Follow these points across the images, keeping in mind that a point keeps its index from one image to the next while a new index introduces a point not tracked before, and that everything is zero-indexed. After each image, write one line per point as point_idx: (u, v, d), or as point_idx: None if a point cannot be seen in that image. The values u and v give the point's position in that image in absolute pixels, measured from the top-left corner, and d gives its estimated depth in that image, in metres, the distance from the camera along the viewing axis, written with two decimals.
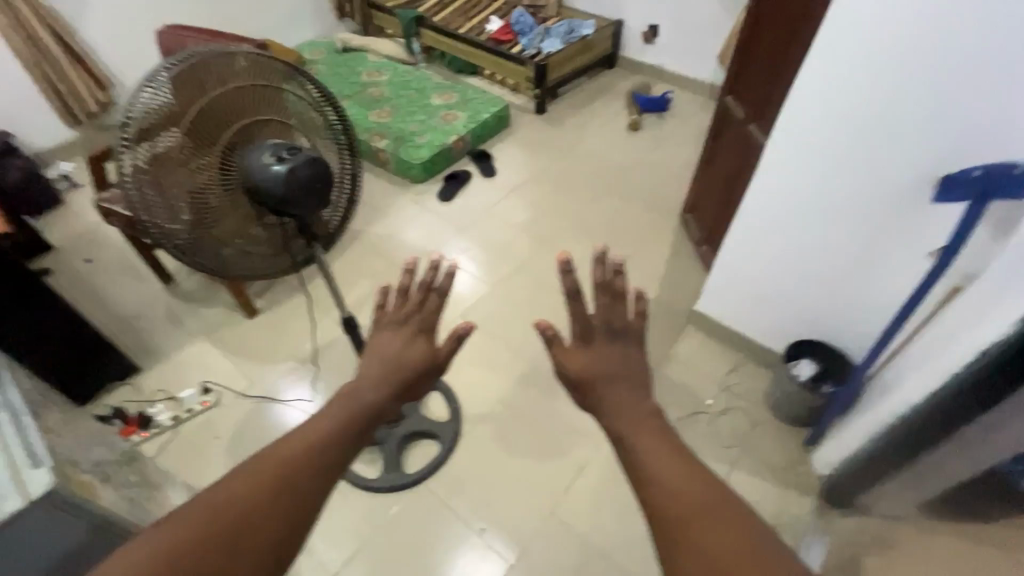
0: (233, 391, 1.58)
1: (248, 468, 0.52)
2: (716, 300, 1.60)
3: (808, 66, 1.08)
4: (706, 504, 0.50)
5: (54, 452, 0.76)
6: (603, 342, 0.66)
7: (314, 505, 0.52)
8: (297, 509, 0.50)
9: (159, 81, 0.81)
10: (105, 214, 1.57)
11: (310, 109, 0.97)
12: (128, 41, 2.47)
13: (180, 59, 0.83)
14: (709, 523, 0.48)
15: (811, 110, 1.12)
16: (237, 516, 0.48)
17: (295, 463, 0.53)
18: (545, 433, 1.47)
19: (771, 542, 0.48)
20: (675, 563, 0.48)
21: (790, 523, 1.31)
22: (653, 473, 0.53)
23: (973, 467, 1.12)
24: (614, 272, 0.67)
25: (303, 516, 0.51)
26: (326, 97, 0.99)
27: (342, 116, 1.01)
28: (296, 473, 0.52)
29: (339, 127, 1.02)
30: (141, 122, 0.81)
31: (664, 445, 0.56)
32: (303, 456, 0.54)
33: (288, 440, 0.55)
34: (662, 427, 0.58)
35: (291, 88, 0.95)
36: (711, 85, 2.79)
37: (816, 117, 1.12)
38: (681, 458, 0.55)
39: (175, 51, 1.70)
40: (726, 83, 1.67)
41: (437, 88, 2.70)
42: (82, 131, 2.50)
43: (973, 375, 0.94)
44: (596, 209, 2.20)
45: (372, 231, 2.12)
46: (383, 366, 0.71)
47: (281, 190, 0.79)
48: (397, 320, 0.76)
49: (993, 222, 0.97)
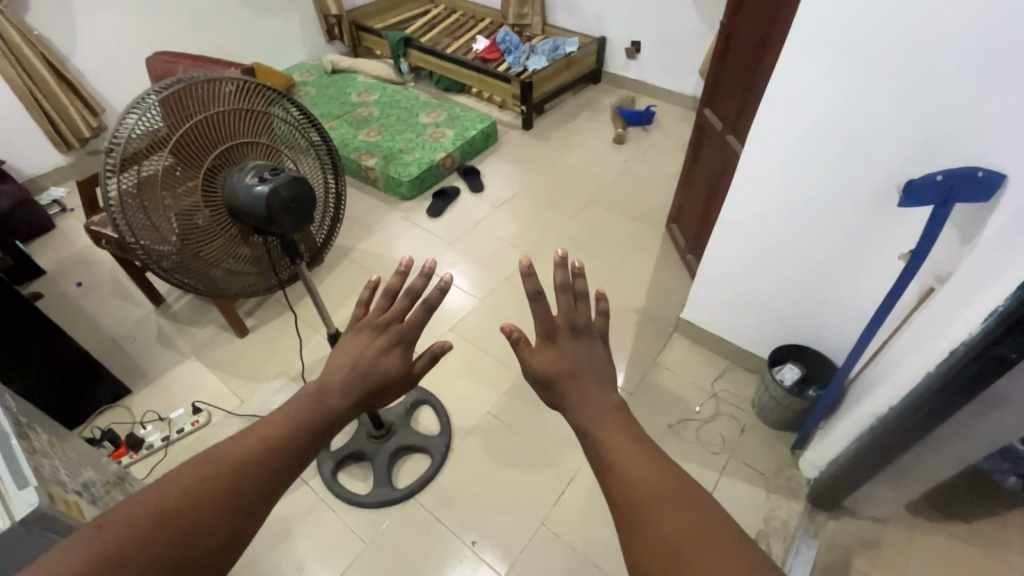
0: (223, 410, 1.58)
1: (198, 468, 0.54)
2: (700, 307, 1.62)
3: (776, 78, 1.12)
4: (663, 488, 0.53)
5: (39, 473, 0.77)
6: (566, 341, 0.68)
7: (261, 508, 0.55)
8: (242, 514, 0.53)
9: (145, 108, 0.83)
10: (95, 238, 1.59)
11: (295, 131, 1.00)
12: (119, 68, 2.52)
13: (167, 85, 0.85)
14: (665, 504, 0.51)
15: (782, 119, 1.16)
16: (184, 514, 0.50)
17: (246, 463, 0.56)
18: (535, 443, 1.48)
19: (726, 522, 0.50)
20: (638, 546, 0.50)
21: (780, 527, 1.31)
22: (617, 465, 0.56)
23: (954, 465, 1.14)
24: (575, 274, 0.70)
25: (247, 516, 0.54)
26: (310, 119, 1.02)
27: (326, 138, 1.04)
28: (248, 472, 0.56)
29: (323, 147, 1.05)
30: (126, 146, 0.83)
31: (627, 437, 0.59)
32: (255, 456, 0.58)
33: (240, 441, 0.58)
34: (627, 423, 0.62)
35: (276, 111, 0.97)
36: (693, 98, 2.85)
37: (787, 126, 1.16)
38: (641, 449, 0.58)
39: (164, 76, 1.74)
40: (704, 96, 1.72)
41: (425, 106, 2.75)
42: (72, 156, 2.53)
43: (945, 373, 0.96)
44: (583, 221, 2.23)
45: (362, 248, 2.14)
46: (356, 370, 0.73)
47: (265, 210, 0.81)
48: (376, 325, 0.77)
49: (960, 224, 1.00)
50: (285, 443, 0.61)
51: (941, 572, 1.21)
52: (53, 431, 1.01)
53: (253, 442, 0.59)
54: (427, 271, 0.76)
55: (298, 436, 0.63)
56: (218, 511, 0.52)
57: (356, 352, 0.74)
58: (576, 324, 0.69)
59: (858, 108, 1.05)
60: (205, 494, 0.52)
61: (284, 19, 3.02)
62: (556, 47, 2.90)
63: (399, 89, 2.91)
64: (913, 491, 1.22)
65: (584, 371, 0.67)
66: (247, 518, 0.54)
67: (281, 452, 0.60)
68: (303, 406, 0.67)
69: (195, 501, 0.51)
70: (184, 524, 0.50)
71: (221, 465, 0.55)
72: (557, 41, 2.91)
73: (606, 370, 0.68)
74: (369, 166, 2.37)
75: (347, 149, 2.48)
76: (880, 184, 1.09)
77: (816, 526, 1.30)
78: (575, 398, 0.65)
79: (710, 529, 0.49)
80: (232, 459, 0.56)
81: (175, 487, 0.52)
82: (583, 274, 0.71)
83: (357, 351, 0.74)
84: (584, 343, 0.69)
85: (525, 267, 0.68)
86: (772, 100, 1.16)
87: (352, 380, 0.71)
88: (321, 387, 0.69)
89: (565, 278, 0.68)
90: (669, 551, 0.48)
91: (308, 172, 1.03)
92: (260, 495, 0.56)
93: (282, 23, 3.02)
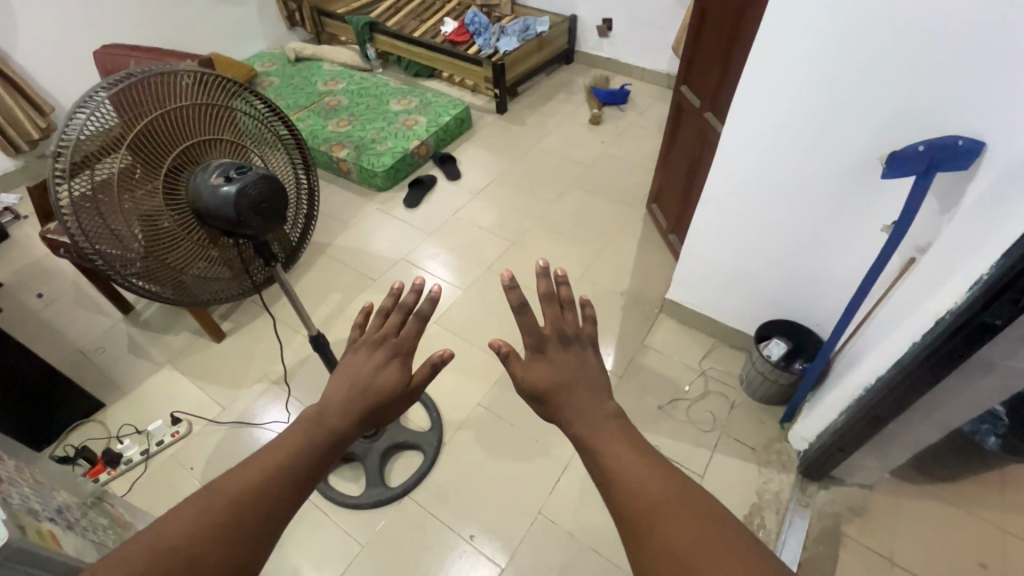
0: (205, 418, 1.53)
1: (198, 502, 0.52)
2: (685, 288, 1.62)
3: (756, 57, 1.11)
4: (666, 496, 0.51)
5: (9, 503, 0.73)
6: (556, 352, 0.67)
7: (265, 542, 0.53)
8: (242, 550, 0.51)
9: (96, 105, 0.77)
10: (52, 246, 1.50)
11: (260, 124, 0.95)
12: (66, 64, 2.37)
13: (118, 81, 0.79)
14: (664, 509, 0.50)
15: (763, 95, 1.14)
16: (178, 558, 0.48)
17: (249, 492, 0.54)
18: (528, 433, 1.47)
19: (731, 526, 0.49)
20: (643, 560, 0.49)
21: (773, 500, 1.33)
22: (616, 475, 0.55)
23: (938, 431, 1.16)
24: (557, 282, 0.69)
25: (251, 553, 0.51)
26: (276, 111, 0.97)
27: (294, 130, 0.99)
28: (249, 509, 0.53)
29: (292, 141, 1.00)
30: (77, 147, 0.76)
31: (622, 443, 0.58)
32: (258, 483, 0.55)
33: (244, 469, 0.56)
34: (622, 429, 0.60)
35: (238, 104, 0.92)
36: (667, 75, 2.83)
37: (769, 105, 1.15)
38: (640, 455, 0.56)
39: (115, 71, 1.64)
40: (680, 73, 1.70)
41: (395, 93, 2.67)
42: (23, 160, 2.39)
43: (930, 343, 0.97)
44: (563, 205, 2.21)
45: (339, 243, 2.08)
46: (355, 388, 0.70)
47: (232, 212, 0.76)
48: (372, 341, 0.75)
49: (940, 194, 1.01)
50: (288, 471, 0.58)
51: (927, 533, 1.25)
52: (18, 455, 0.95)
53: (255, 471, 0.56)
54: (417, 283, 0.77)
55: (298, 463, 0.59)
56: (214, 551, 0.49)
57: (354, 369, 0.72)
58: (562, 333, 0.68)
59: (837, 86, 1.04)
60: (205, 533, 0.50)
61: (241, 6, 2.88)
62: (527, 28, 2.84)
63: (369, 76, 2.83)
64: (897, 459, 1.25)
65: (575, 381, 0.66)
66: (252, 551, 0.52)
67: (280, 483, 0.56)
68: (307, 428, 0.64)
69: (193, 546, 0.49)
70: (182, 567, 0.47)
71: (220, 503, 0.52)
72: (527, 22, 2.85)
73: (596, 378, 0.66)
74: (341, 157, 2.29)
75: (317, 141, 2.40)
76: (861, 157, 1.09)
77: (808, 497, 1.32)
78: (567, 407, 0.63)
79: (714, 532, 0.48)
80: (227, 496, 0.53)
81: (176, 522, 0.50)
82: (568, 282, 0.70)
83: (356, 370, 0.72)
84: (574, 352, 0.68)
85: (508, 281, 0.67)
86: (753, 80, 1.15)
87: (353, 398, 0.68)
88: (322, 405, 0.67)
89: (550, 288, 0.67)
90: (676, 563, 0.47)
91: (278, 168, 0.98)
92: (261, 526, 0.53)
93: (239, 10, 2.88)
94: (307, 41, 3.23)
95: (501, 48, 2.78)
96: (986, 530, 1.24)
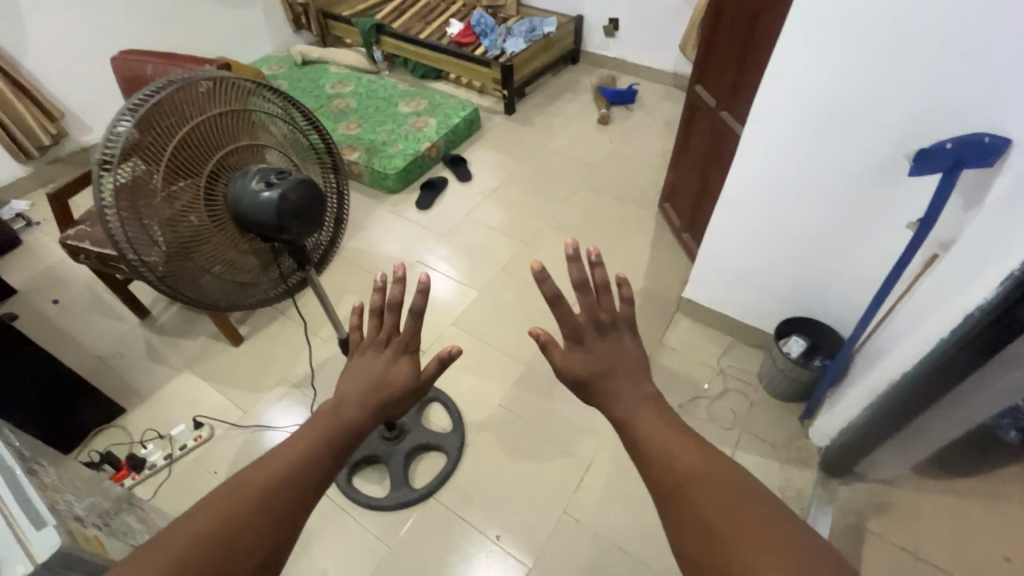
0: (227, 422, 1.53)
1: (228, 489, 0.54)
2: (702, 286, 1.63)
3: (777, 59, 1.12)
4: (701, 472, 0.52)
5: (56, 509, 0.73)
6: (594, 340, 0.67)
7: (297, 523, 0.55)
8: (276, 532, 0.53)
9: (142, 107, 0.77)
10: (72, 252, 1.50)
11: (294, 133, 0.96)
12: (75, 70, 2.38)
13: (163, 85, 0.80)
14: (697, 484, 0.51)
15: (784, 95, 1.15)
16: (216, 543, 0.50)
17: (277, 479, 0.56)
18: (550, 433, 1.47)
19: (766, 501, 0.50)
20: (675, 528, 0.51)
21: (795, 497, 1.34)
22: (652, 452, 0.56)
23: (962, 425, 1.17)
24: (590, 265, 0.67)
25: (284, 533, 0.54)
26: (310, 120, 0.98)
27: (326, 138, 1.00)
28: (281, 497, 0.55)
29: (323, 148, 1.01)
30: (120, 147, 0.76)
31: (659, 425, 0.59)
32: (284, 470, 0.57)
33: (271, 459, 0.58)
34: (660, 411, 0.61)
35: (274, 112, 0.93)
36: (673, 74, 2.84)
37: (791, 106, 1.16)
38: (677, 436, 0.57)
39: (130, 76, 1.64)
40: (694, 72, 1.70)
41: (404, 95, 2.67)
42: (34, 166, 2.39)
43: (959, 338, 0.98)
44: (575, 205, 2.22)
45: (352, 246, 2.08)
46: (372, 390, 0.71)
47: (274, 216, 0.77)
48: (376, 343, 0.75)
49: (965, 190, 1.01)
50: (312, 459, 0.60)
51: (950, 528, 1.26)
52: (53, 460, 0.95)
53: (283, 460, 0.58)
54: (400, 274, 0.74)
55: (323, 452, 0.61)
56: (249, 537, 0.51)
57: (363, 376, 0.72)
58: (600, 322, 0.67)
59: (859, 85, 1.05)
60: (240, 513, 0.52)
61: (247, 10, 2.88)
62: (533, 28, 2.86)
63: (376, 78, 2.83)
64: (919, 452, 1.26)
65: (613, 369, 0.66)
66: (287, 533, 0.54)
67: (307, 472, 0.58)
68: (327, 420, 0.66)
69: (229, 531, 0.51)
70: (223, 551, 0.50)
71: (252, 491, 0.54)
72: (534, 22, 2.86)
73: (638, 362, 0.67)
74: (352, 160, 2.30)
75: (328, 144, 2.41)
76: (885, 155, 1.10)
77: (830, 493, 1.33)
78: (610, 396, 0.64)
79: (745, 506, 0.49)
80: (258, 484, 0.55)
81: (213, 511, 0.52)
82: (600, 262, 0.67)
83: (366, 373, 0.72)
84: (610, 340, 0.67)
85: (538, 270, 0.65)
86: (774, 81, 1.15)
87: (371, 394, 0.70)
88: (340, 400, 0.68)
89: (581, 274, 0.65)
90: (705, 531, 0.48)
91: (308, 173, 0.99)
92: (294, 511, 0.55)
93: (246, 14, 2.88)
94: (313, 44, 3.24)
95: (508, 49, 2.78)
96: (1009, 524, 1.25)
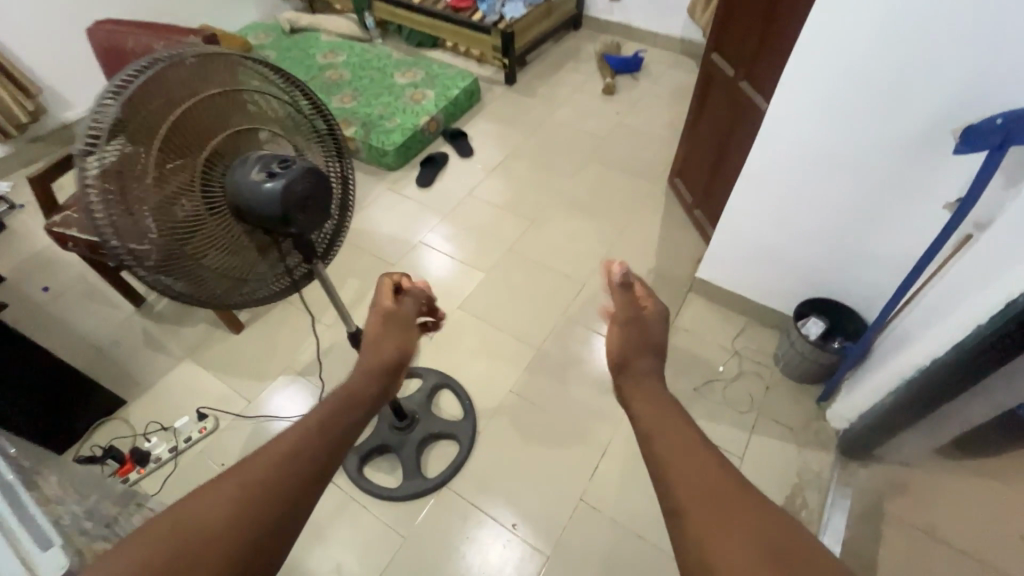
0: (231, 413, 1.49)
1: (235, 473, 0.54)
2: (718, 266, 1.59)
3: (809, 33, 1.04)
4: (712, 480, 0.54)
5: (60, 526, 0.69)
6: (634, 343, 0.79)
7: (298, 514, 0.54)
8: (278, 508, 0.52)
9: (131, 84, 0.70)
10: (60, 240, 1.43)
11: (297, 118, 0.89)
12: (50, 40, 2.24)
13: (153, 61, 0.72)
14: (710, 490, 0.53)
15: (817, 68, 1.07)
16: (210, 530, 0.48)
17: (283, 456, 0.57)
18: (563, 418, 1.45)
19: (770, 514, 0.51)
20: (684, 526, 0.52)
21: (813, 480, 1.33)
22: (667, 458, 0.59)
23: (990, 408, 1.15)
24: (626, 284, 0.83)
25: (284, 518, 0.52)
26: (314, 104, 0.91)
27: (331, 125, 0.93)
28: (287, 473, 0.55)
29: (328, 136, 0.94)
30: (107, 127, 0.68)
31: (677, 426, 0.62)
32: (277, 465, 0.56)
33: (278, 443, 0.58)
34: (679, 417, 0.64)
35: (276, 94, 0.86)
36: (680, 40, 2.73)
37: (822, 81, 1.09)
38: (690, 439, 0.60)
39: (109, 48, 1.53)
40: (711, 39, 1.61)
41: (399, 65, 2.55)
42: (13, 145, 2.28)
43: (1002, 325, 0.94)
44: (582, 180, 2.14)
45: (353, 226, 2.01)
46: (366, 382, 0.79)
47: (278, 209, 0.70)
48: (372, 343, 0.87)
49: (1011, 168, 0.96)
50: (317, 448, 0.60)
51: (969, 509, 1.25)
52: (53, 465, 0.91)
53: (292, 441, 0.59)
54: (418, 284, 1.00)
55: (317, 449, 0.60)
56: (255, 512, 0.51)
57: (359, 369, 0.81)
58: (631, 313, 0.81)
59: (896, 58, 0.98)
60: (234, 507, 0.50)
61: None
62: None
63: (370, 47, 2.70)
64: (944, 435, 1.24)
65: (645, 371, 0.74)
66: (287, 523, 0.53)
67: (300, 465, 0.57)
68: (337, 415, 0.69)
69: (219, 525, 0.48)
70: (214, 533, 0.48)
71: (244, 482, 0.52)
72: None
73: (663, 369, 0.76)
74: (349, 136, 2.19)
75: None
76: (921, 133, 1.04)
77: (848, 475, 1.32)
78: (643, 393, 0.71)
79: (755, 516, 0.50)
80: (252, 476, 0.53)
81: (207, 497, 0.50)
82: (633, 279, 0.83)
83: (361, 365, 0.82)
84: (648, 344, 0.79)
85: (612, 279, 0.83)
86: (805, 53, 1.07)
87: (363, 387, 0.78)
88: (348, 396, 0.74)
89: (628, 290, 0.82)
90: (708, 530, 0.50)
91: (313, 157, 0.92)
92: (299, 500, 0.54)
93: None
94: (301, 10, 3.07)
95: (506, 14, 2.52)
96: None
